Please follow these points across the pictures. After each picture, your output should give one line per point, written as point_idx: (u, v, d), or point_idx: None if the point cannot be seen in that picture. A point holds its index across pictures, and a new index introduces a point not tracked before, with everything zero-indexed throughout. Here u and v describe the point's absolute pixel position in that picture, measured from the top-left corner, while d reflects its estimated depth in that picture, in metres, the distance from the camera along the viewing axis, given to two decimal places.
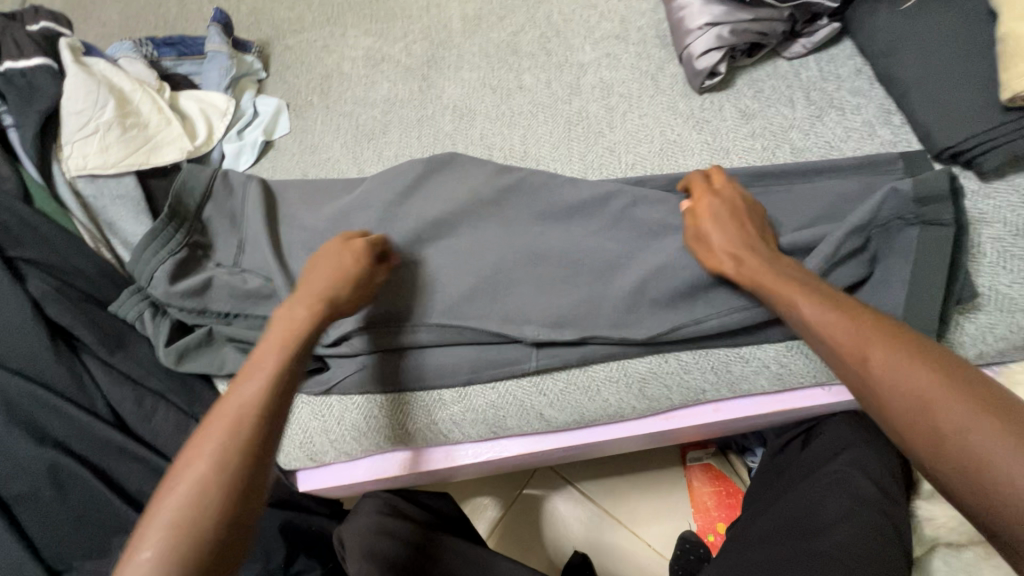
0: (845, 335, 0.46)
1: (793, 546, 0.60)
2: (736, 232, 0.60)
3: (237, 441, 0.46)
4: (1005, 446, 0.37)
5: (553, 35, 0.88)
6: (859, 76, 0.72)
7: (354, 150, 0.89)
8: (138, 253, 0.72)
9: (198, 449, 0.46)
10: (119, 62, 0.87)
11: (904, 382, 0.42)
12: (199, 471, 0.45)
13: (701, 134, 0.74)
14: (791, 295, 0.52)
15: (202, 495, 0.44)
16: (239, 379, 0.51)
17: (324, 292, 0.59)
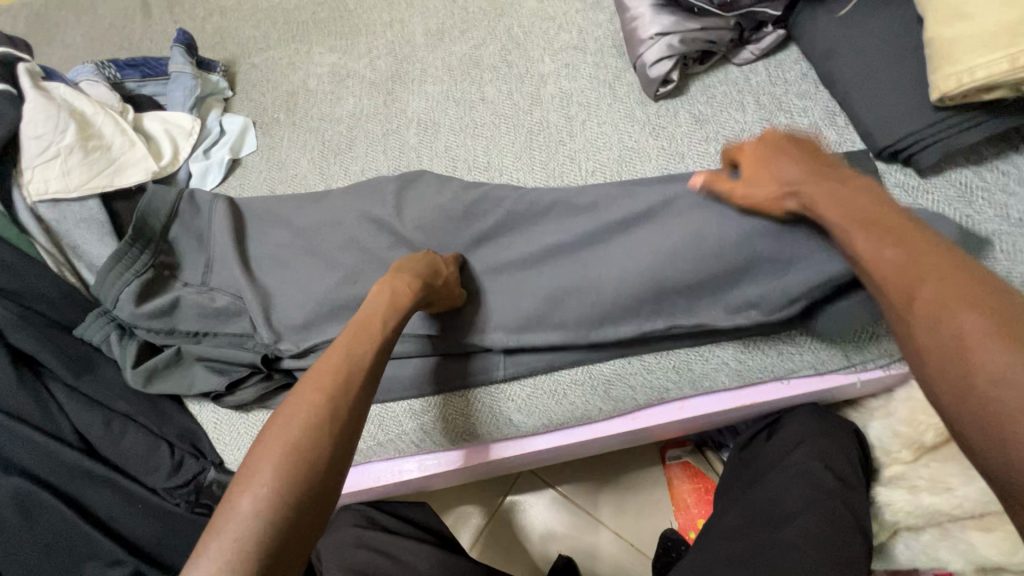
0: (899, 273, 0.43)
1: (757, 538, 0.62)
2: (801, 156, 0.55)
3: (346, 403, 0.48)
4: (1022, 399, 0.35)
5: (514, 47, 0.90)
6: (805, 80, 0.75)
7: (321, 166, 0.89)
8: (103, 275, 0.72)
9: (302, 406, 0.47)
10: (81, 86, 0.87)
11: (948, 327, 0.39)
12: (313, 420, 0.46)
13: (658, 140, 0.76)
14: (853, 225, 0.48)
15: (311, 450, 0.45)
16: (352, 341, 0.53)
17: (424, 275, 0.62)
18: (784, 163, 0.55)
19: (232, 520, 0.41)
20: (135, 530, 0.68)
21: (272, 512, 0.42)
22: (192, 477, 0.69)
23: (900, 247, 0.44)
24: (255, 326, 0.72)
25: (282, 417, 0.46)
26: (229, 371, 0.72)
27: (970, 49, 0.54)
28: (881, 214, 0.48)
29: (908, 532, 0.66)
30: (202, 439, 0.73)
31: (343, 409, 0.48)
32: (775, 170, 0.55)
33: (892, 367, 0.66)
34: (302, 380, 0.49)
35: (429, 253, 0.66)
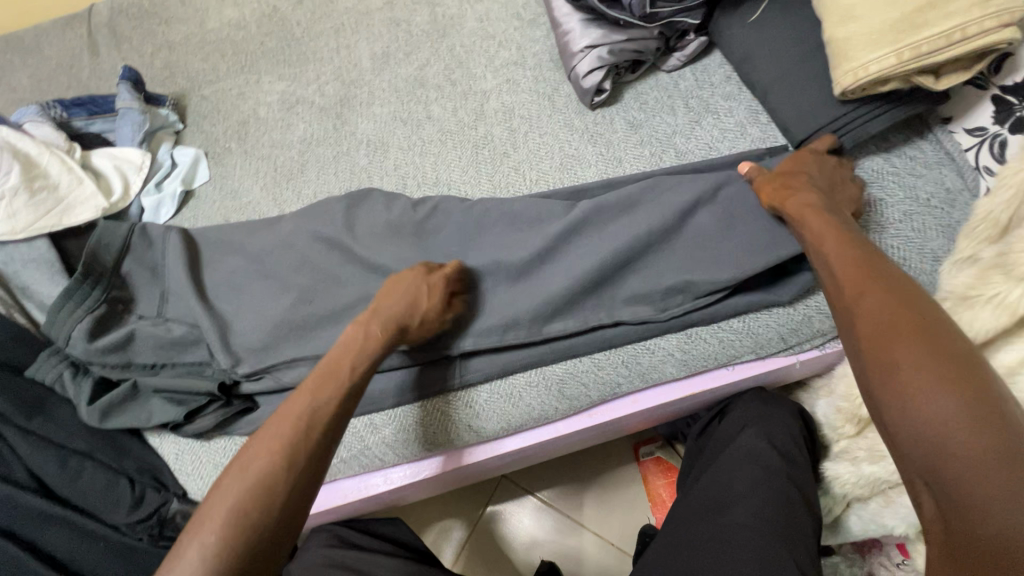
0: (850, 271, 0.50)
1: (711, 522, 0.64)
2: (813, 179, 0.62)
3: (299, 454, 0.50)
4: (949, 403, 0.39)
5: (457, 66, 0.93)
6: (729, 82, 0.80)
7: (274, 192, 0.91)
8: (53, 315, 0.71)
9: (255, 457, 0.49)
10: (26, 127, 0.87)
11: (875, 320, 0.46)
12: (269, 465, 0.49)
13: (596, 147, 0.80)
14: (822, 230, 0.56)
15: (264, 496, 0.48)
16: (318, 383, 0.55)
17: (398, 317, 0.62)
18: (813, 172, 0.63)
19: (180, 561, 0.44)
20: (95, 569, 0.66)
21: (218, 557, 0.45)
22: (153, 510, 0.69)
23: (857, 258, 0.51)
24: (212, 353, 0.72)
25: (237, 465, 0.49)
26: (182, 398, 0.71)
27: (861, 47, 0.59)
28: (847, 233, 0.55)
29: (858, 503, 0.69)
30: (163, 472, 0.73)
31: (299, 458, 0.50)
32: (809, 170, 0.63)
33: (827, 345, 0.70)
34: (264, 426, 0.52)
35: (416, 280, 0.64)
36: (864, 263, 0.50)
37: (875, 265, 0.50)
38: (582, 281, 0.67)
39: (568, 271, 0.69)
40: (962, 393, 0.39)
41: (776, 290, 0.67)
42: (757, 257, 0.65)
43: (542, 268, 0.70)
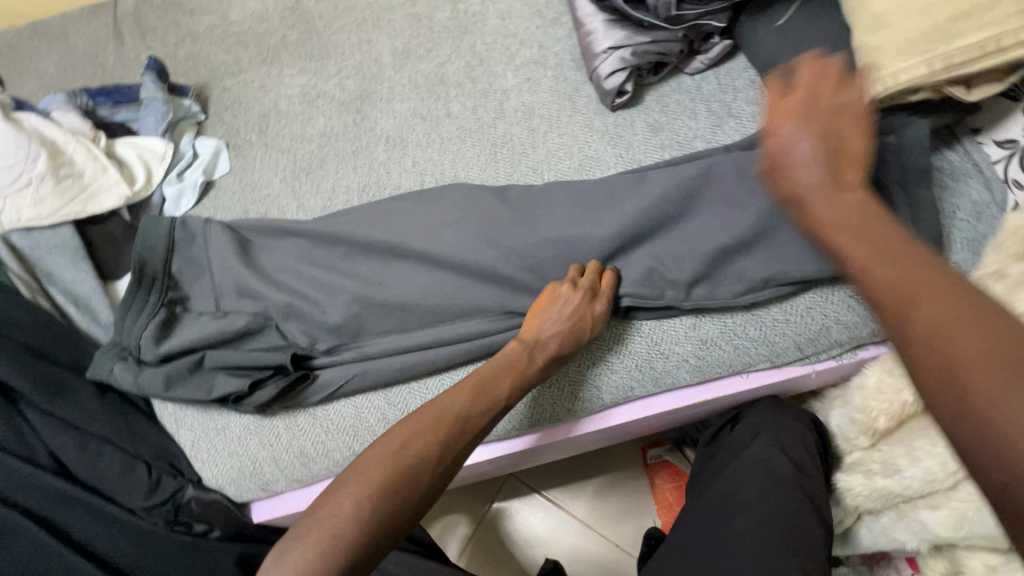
0: (892, 279, 0.39)
1: (719, 527, 0.64)
2: (838, 171, 0.49)
3: (453, 455, 0.55)
4: None
5: (478, 64, 0.93)
6: (753, 87, 0.79)
7: (293, 185, 0.91)
8: (122, 322, 0.74)
9: (418, 437, 0.54)
10: (52, 115, 0.89)
11: (948, 343, 0.34)
12: (422, 449, 0.53)
13: (616, 149, 0.80)
14: (852, 237, 0.44)
15: (414, 477, 0.52)
16: (471, 389, 0.59)
17: (559, 347, 0.64)
18: (811, 139, 0.50)
19: (332, 514, 0.48)
20: (109, 550, 0.67)
21: (366, 518, 0.49)
22: (169, 495, 0.71)
23: (894, 262, 0.40)
24: (291, 335, 0.73)
25: (397, 441, 0.53)
26: (250, 373, 0.71)
27: (893, 55, 0.58)
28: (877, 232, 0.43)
29: (870, 517, 0.69)
30: (179, 457, 0.75)
31: (447, 454, 0.54)
32: (802, 139, 0.50)
33: (843, 356, 0.69)
34: (422, 411, 0.56)
35: (581, 303, 0.64)
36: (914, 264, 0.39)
37: (922, 268, 0.39)
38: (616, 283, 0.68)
39: None
40: None
41: (791, 299, 0.67)
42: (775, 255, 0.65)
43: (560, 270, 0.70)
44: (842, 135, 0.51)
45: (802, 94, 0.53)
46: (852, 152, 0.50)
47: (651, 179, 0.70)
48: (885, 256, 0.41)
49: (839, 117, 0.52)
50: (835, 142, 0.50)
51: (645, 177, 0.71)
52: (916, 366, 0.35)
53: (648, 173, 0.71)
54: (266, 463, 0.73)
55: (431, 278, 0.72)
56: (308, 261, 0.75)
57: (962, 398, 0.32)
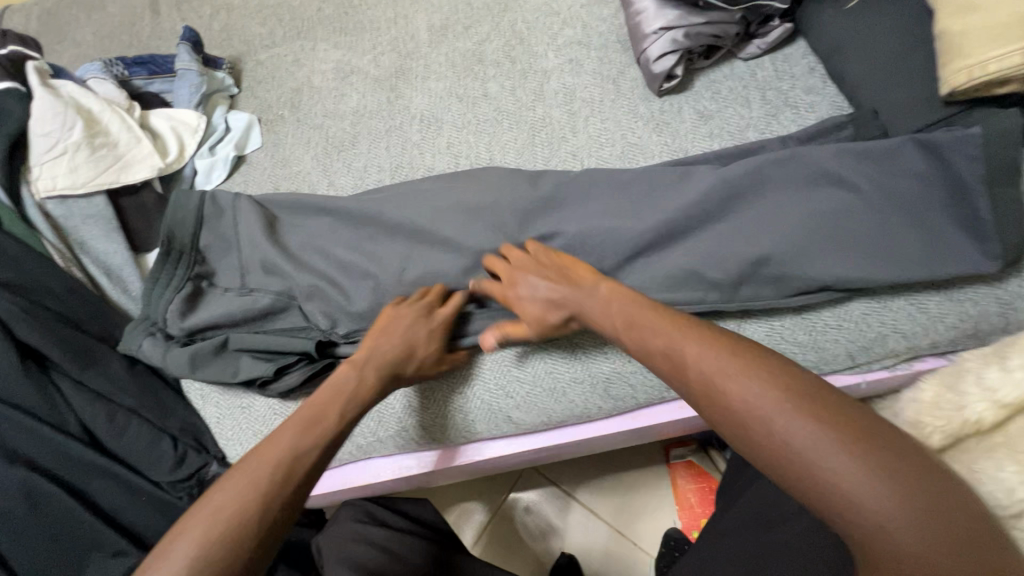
0: (674, 352, 0.48)
1: (756, 540, 0.62)
2: (564, 297, 0.59)
3: (280, 498, 0.48)
4: (840, 452, 0.39)
5: (518, 43, 0.89)
6: (812, 75, 0.74)
7: (325, 162, 0.89)
8: (150, 294, 0.73)
9: (231, 504, 0.46)
10: (89, 83, 0.88)
11: (750, 397, 0.43)
12: (238, 509, 0.46)
13: (661, 136, 0.76)
14: (634, 320, 0.53)
15: (236, 539, 0.45)
16: (293, 428, 0.52)
17: (393, 363, 0.61)
18: (547, 279, 0.61)
19: None
20: (137, 520, 0.69)
21: None
22: (193, 471, 0.71)
23: (675, 335, 0.49)
24: (312, 315, 0.71)
25: (210, 509, 0.46)
26: (275, 358, 0.70)
27: (980, 41, 0.53)
28: (641, 313, 0.53)
29: None
30: (205, 434, 0.74)
31: (274, 501, 0.47)
32: (536, 286, 0.61)
33: (897, 367, 0.65)
34: (235, 470, 0.48)
35: (415, 322, 0.63)
36: (697, 333, 0.48)
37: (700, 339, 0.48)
38: (659, 277, 0.64)
39: (638, 276, 0.65)
40: (841, 433, 0.39)
41: (846, 304, 0.63)
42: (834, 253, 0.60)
43: (598, 261, 0.67)
44: (558, 263, 0.62)
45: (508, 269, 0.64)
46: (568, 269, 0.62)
47: (694, 176, 0.67)
48: (668, 329, 0.50)
49: (534, 261, 0.64)
50: (548, 267, 0.62)
51: (689, 172, 0.68)
52: (734, 435, 0.43)
53: (692, 167, 0.69)
54: None
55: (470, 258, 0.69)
56: (337, 242, 0.73)
57: (765, 440, 0.41)
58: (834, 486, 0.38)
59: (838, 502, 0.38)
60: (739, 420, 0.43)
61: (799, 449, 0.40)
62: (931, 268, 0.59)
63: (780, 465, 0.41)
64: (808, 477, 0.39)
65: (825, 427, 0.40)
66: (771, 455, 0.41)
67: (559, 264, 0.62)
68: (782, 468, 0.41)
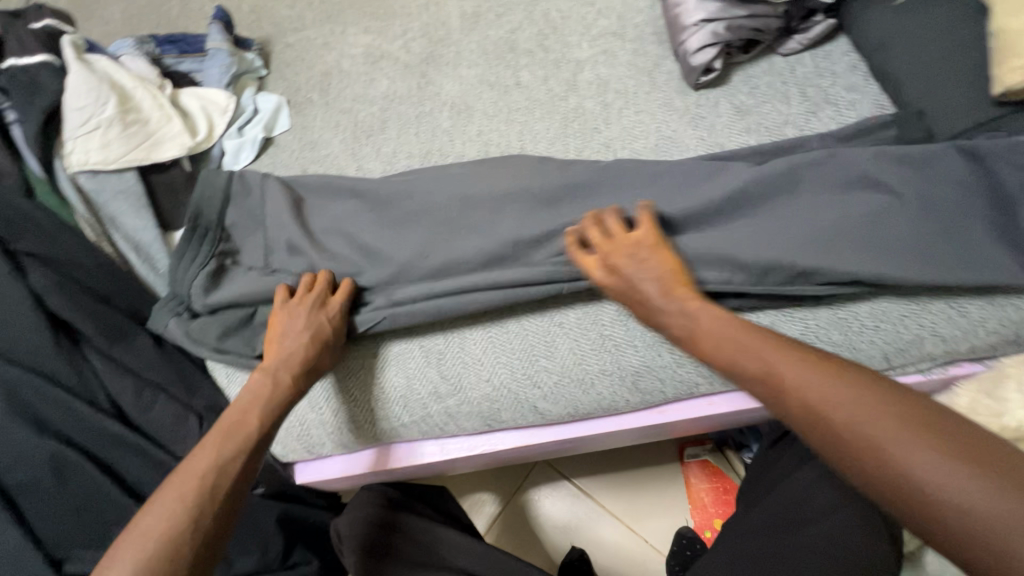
0: (771, 366, 0.49)
1: (782, 541, 0.62)
2: (669, 309, 0.57)
3: (210, 507, 0.50)
4: (950, 466, 0.38)
5: (551, 32, 0.89)
6: (854, 72, 0.73)
7: (353, 147, 0.89)
8: (176, 269, 0.73)
9: (162, 519, 0.48)
10: (122, 60, 0.88)
11: (850, 410, 0.43)
12: (168, 523, 0.48)
13: (697, 130, 0.75)
14: (733, 334, 0.53)
15: (171, 548, 0.47)
16: (212, 440, 0.55)
17: (302, 362, 0.62)
18: (651, 283, 0.59)
19: None
20: None
21: None
22: None
23: (769, 352, 0.50)
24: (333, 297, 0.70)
25: (143, 527, 0.48)
26: None
27: None
28: (735, 330, 0.53)
29: None
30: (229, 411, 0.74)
31: (203, 512, 0.50)
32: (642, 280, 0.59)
33: (932, 370, 0.63)
34: (162, 489, 0.51)
35: (309, 316, 0.65)
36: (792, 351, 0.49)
37: (797, 355, 0.49)
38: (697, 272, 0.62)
39: None
40: (948, 448, 0.39)
41: (884, 305, 0.62)
42: (875, 253, 0.59)
43: None
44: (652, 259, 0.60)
45: (607, 255, 0.61)
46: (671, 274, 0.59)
47: (731, 171, 0.66)
48: (763, 345, 0.51)
49: (638, 253, 0.60)
50: (654, 271, 0.59)
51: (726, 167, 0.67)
52: (838, 449, 0.43)
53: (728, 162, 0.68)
54: (314, 426, 0.71)
55: (502, 245, 0.67)
56: (368, 224, 0.73)
57: (870, 454, 0.41)
58: (945, 501, 0.37)
59: (952, 520, 0.37)
60: (842, 433, 0.43)
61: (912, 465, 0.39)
62: (980, 273, 0.57)
63: (889, 480, 0.40)
64: (917, 492, 0.38)
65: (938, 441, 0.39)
66: (879, 470, 0.40)
67: (663, 268, 0.59)
68: (888, 480, 0.40)
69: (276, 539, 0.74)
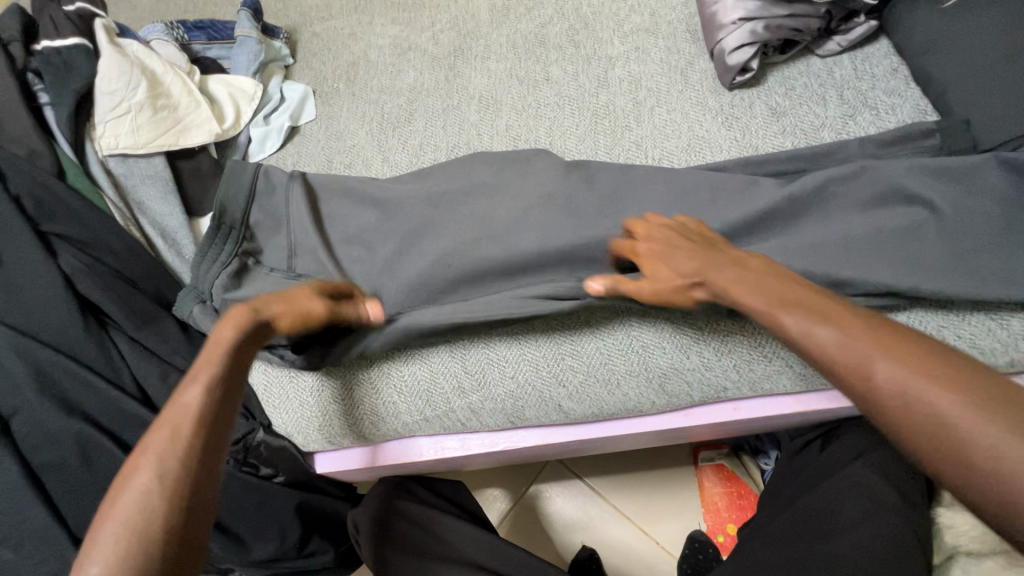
0: (813, 317, 0.45)
1: (808, 547, 0.62)
2: (704, 261, 0.55)
3: (198, 448, 0.45)
4: (975, 423, 0.37)
5: (582, 27, 0.88)
6: (895, 76, 0.71)
7: (380, 138, 0.89)
8: (198, 266, 0.72)
9: (151, 467, 0.43)
10: (152, 45, 0.88)
11: (886, 368, 0.41)
12: (153, 472, 0.42)
13: (730, 131, 0.74)
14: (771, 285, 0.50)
15: (159, 496, 0.42)
16: (196, 382, 0.48)
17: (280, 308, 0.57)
18: (682, 246, 0.57)
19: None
20: None
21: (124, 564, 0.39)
22: (240, 437, 0.70)
23: (812, 308, 0.46)
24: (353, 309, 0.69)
25: (131, 479, 0.42)
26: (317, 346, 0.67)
27: None
28: (787, 291, 0.49)
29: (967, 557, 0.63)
30: (251, 401, 0.74)
31: (193, 456, 0.44)
32: (676, 250, 0.57)
33: None
34: (147, 437, 0.44)
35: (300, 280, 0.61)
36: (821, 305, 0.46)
37: (832, 310, 0.46)
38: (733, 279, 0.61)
39: None
40: (969, 403, 0.37)
41: (920, 315, 0.61)
42: (914, 263, 0.58)
43: None
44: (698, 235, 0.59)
45: (653, 227, 0.60)
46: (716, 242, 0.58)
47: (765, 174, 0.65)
48: (798, 302, 0.47)
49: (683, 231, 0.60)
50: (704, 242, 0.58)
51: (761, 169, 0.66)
52: (873, 406, 0.41)
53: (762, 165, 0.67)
54: (336, 416, 0.71)
55: (532, 242, 0.67)
56: (397, 216, 0.72)
57: (905, 414, 0.39)
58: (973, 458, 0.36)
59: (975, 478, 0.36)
60: (873, 390, 0.41)
61: (935, 418, 0.38)
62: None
63: (924, 438, 0.38)
64: (944, 447, 0.38)
65: (965, 396, 0.38)
66: (910, 428, 0.39)
67: (708, 239, 0.58)
68: (917, 438, 0.39)
69: (294, 527, 0.75)
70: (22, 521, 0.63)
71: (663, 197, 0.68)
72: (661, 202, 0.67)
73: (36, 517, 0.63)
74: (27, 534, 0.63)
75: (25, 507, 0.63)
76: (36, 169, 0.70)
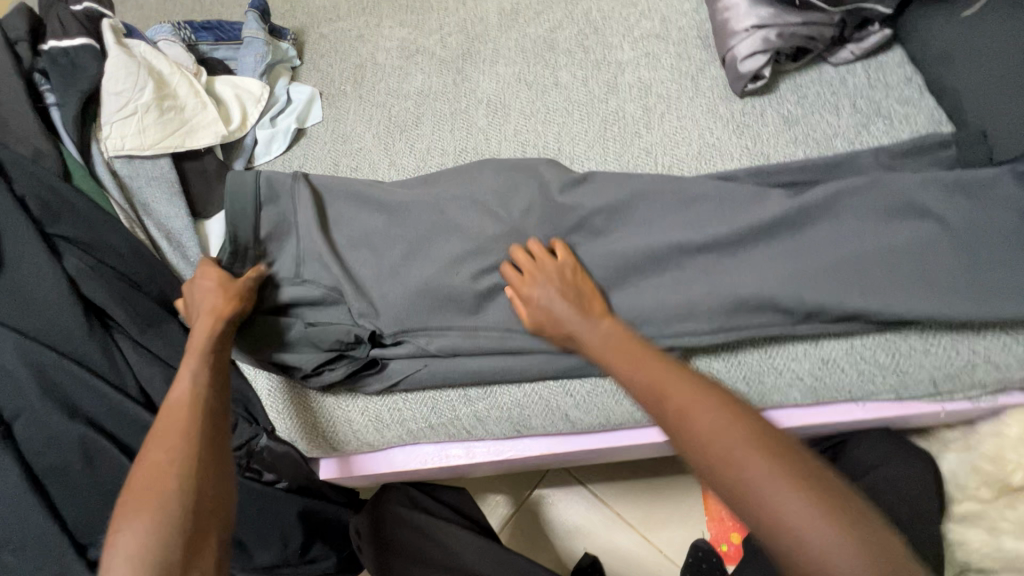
0: (654, 379, 0.52)
1: None
2: (573, 320, 0.60)
3: (201, 426, 0.52)
4: (768, 480, 0.42)
5: (591, 32, 0.87)
6: (909, 85, 0.70)
7: (387, 141, 0.88)
8: None
9: (160, 449, 0.50)
10: (159, 45, 0.88)
11: (704, 425, 0.47)
12: (166, 449, 0.49)
13: (741, 139, 0.73)
14: (619, 347, 0.56)
15: (178, 465, 0.49)
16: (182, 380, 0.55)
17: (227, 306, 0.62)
18: (558, 295, 0.61)
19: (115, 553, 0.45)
20: None
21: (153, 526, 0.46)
22: (245, 441, 0.69)
23: (648, 372, 0.53)
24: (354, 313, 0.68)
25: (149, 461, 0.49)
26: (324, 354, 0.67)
27: None
28: (632, 349, 0.56)
29: None
30: (256, 405, 0.73)
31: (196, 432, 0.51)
32: (550, 298, 0.61)
33: (981, 399, 0.63)
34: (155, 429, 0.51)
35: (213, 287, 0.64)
36: (660, 366, 0.53)
37: (669, 373, 0.52)
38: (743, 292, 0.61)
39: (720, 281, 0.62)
40: (770, 460, 0.43)
41: (933, 330, 0.60)
42: (927, 277, 0.58)
43: (675, 265, 0.65)
44: (579, 287, 0.62)
45: (534, 268, 0.63)
46: (587, 290, 0.63)
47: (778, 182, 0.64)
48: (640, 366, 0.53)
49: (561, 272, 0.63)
50: (578, 288, 0.62)
51: None
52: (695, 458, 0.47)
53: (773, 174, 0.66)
54: (340, 422, 0.71)
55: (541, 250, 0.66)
56: (405, 222, 0.71)
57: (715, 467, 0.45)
58: (763, 511, 0.42)
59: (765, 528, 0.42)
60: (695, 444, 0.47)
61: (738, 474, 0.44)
62: None
63: (727, 489, 0.44)
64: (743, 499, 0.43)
65: (764, 456, 0.44)
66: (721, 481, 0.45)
67: (581, 286, 0.62)
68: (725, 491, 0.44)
69: (296, 533, 0.74)
70: (23, 526, 0.63)
71: (674, 205, 0.67)
72: (671, 211, 0.67)
73: (38, 521, 0.63)
74: (28, 538, 0.63)
75: (26, 512, 0.63)
76: (42, 170, 0.70)
